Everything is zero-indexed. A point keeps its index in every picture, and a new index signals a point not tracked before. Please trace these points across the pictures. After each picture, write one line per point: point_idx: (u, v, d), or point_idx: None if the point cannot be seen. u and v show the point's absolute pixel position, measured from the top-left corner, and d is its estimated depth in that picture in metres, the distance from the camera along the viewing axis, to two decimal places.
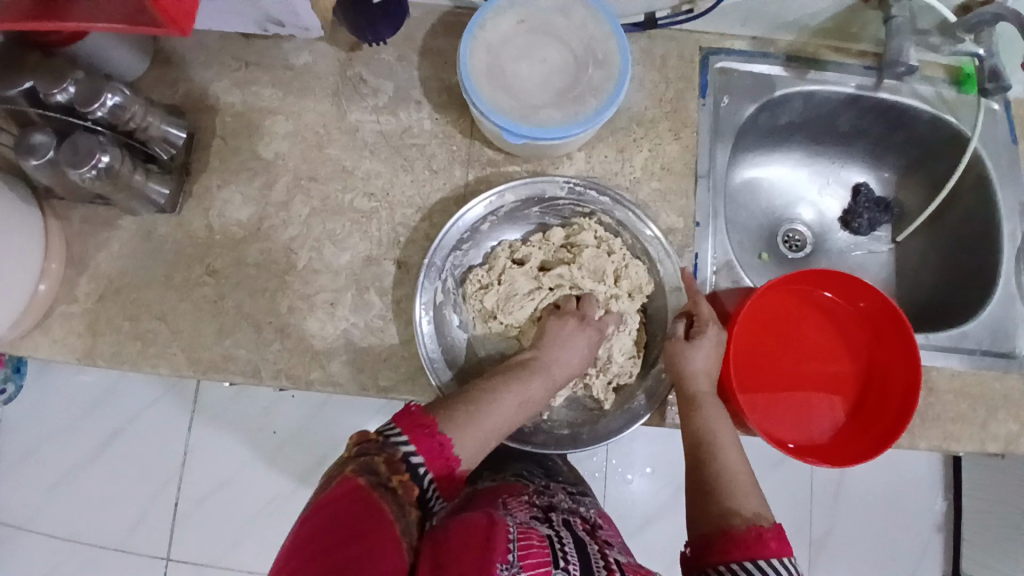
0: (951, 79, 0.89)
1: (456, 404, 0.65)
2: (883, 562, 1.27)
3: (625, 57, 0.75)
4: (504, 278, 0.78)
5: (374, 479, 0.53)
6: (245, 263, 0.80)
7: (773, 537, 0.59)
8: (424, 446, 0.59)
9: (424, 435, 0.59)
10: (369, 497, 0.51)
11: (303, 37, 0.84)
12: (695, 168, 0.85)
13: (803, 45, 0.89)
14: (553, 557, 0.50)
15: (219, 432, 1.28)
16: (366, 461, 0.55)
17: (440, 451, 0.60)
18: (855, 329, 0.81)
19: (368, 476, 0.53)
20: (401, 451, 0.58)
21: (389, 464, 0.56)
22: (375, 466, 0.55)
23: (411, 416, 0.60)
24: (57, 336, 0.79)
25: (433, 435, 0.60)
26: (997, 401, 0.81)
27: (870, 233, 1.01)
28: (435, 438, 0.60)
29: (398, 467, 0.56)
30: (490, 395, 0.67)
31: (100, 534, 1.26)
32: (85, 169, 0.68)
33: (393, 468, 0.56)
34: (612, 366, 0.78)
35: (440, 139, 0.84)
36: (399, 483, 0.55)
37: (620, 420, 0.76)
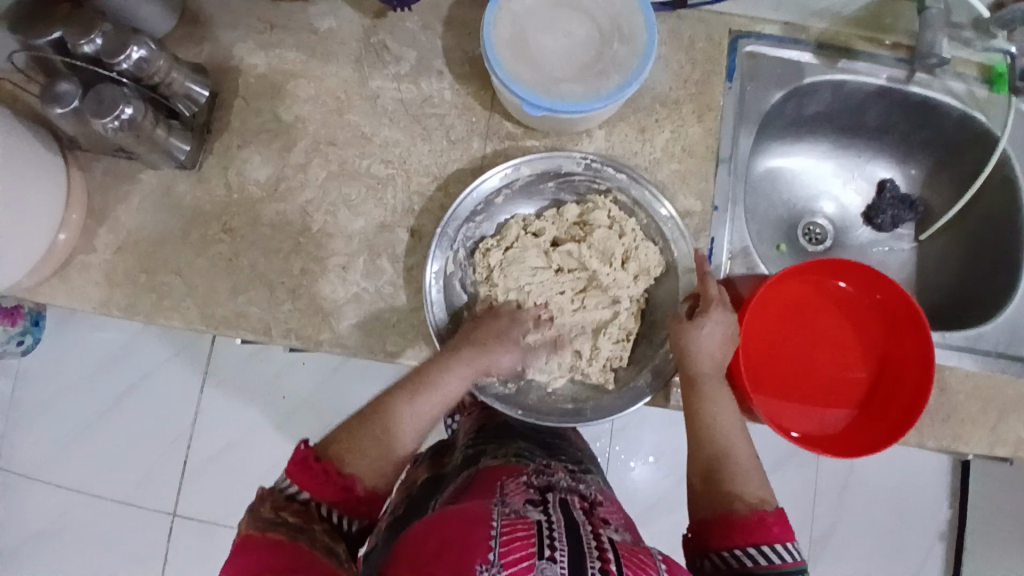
0: (983, 78, 0.86)
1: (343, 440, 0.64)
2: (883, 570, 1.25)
3: (651, 34, 0.74)
4: (514, 247, 0.78)
5: (263, 522, 0.56)
6: (261, 223, 0.81)
7: (775, 521, 0.59)
8: (308, 483, 0.60)
9: (308, 471, 0.60)
10: (263, 537, 0.54)
11: None
12: (716, 152, 0.84)
13: (836, 33, 0.87)
14: (538, 546, 0.50)
15: (228, 395, 1.30)
16: (253, 514, 0.57)
17: (326, 478, 0.60)
18: (870, 322, 0.79)
19: (259, 522, 0.56)
20: (284, 495, 0.59)
21: (275, 507, 0.57)
22: (261, 514, 0.56)
23: (298, 457, 0.60)
24: (75, 285, 0.81)
25: (315, 471, 0.60)
26: (1009, 406, 0.79)
27: (892, 231, 0.99)
28: (319, 470, 0.60)
29: (284, 505, 0.58)
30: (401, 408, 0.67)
31: (107, 488, 1.29)
32: (108, 120, 0.69)
33: (281, 507, 0.58)
34: (602, 352, 0.77)
35: (460, 110, 0.83)
36: (290, 514, 0.57)
37: (627, 398, 0.75)
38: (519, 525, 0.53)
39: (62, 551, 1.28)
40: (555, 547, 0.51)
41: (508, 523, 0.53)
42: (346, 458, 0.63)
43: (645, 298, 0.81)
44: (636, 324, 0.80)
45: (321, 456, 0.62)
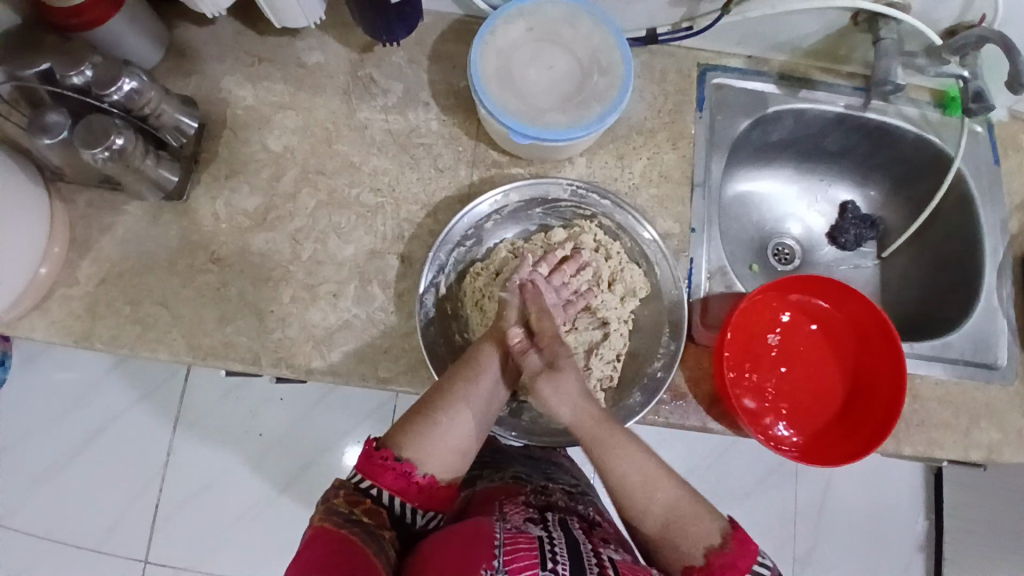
0: (936, 102, 0.93)
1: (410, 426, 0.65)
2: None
3: (628, 67, 0.78)
4: (504, 269, 0.83)
5: (337, 517, 0.55)
6: (250, 252, 0.81)
7: (739, 556, 0.59)
8: (377, 475, 0.61)
9: (376, 460, 0.61)
10: (337, 532, 0.54)
11: None
12: (691, 177, 0.88)
13: (795, 65, 0.94)
14: (541, 558, 0.52)
15: (206, 432, 1.27)
16: (327, 506, 0.57)
17: (386, 464, 0.61)
18: (844, 337, 0.83)
19: (334, 515, 0.56)
20: (354, 486, 0.60)
21: (348, 501, 0.58)
22: (336, 506, 0.57)
23: (366, 452, 0.62)
24: (55, 319, 0.79)
25: (386, 463, 0.61)
26: (981, 411, 0.85)
27: (856, 249, 1.05)
28: (381, 459, 0.61)
29: (358, 500, 0.59)
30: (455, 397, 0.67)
31: (76, 532, 1.23)
32: (98, 150, 0.69)
33: (353, 500, 0.58)
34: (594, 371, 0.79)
35: (446, 140, 0.86)
36: (363, 512, 0.57)
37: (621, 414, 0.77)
38: (522, 540, 0.54)
39: None
40: (557, 560, 0.53)
41: (511, 537, 0.54)
42: (406, 442, 0.63)
43: (633, 320, 0.83)
44: (626, 345, 0.82)
45: (384, 445, 0.63)
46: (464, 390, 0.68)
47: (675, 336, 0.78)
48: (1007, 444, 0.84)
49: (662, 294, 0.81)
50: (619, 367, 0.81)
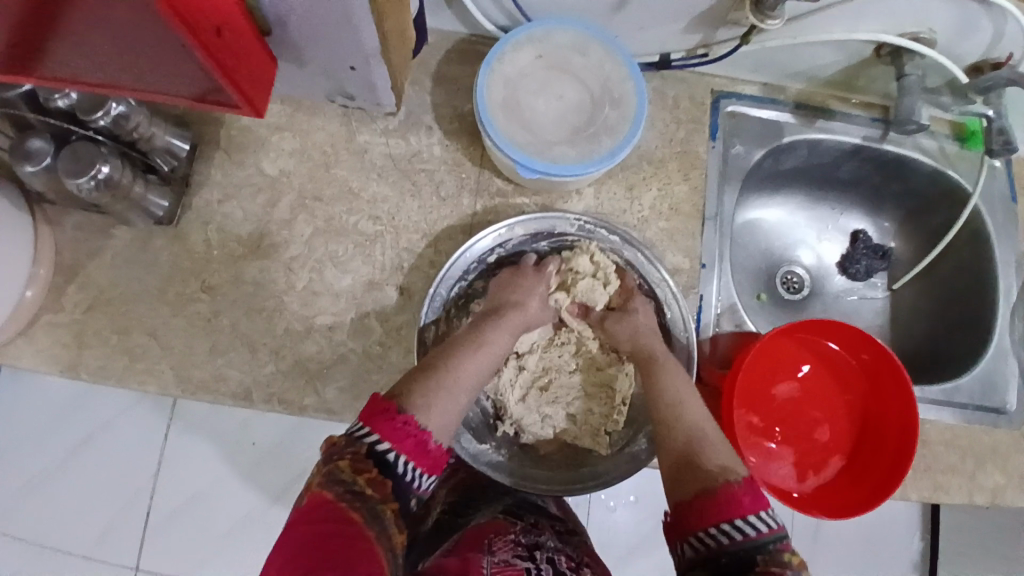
0: (956, 135, 0.91)
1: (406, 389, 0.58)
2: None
3: (641, 98, 0.75)
4: None
5: (340, 488, 0.47)
6: (243, 281, 0.78)
7: (745, 492, 0.53)
8: (388, 433, 0.52)
9: (389, 421, 0.52)
10: (337, 507, 0.46)
11: (372, 110, 0.82)
12: (702, 210, 0.85)
13: (812, 94, 0.91)
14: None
15: (206, 433, 1.16)
16: (331, 473, 0.48)
17: (405, 430, 0.52)
18: (854, 381, 0.81)
19: (334, 488, 0.47)
20: (366, 446, 0.50)
21: (353, 465, 0.48)
22: (340, 473, 0.48)
23: (375, 405, 0.53)
24: (41, 347, 0.76)
25: (394, 419, 0.52)
26: (985, 454, 0.85)
27: (866, 280, 1.01)
28: (398, 421, 0.52)
29: (364, 467, 0.49)
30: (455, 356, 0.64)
31: (63, 542, 1.14)
32: (85, 179, 0.67)
33: (359, 467, 0.49)
34: (592, 415, 0.79)
35: (449, 166, 0.83)
36: (367, 483, 0.48)
37: (623, 462, 0.75)
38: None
39: None
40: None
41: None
42: (415, 401, 0.56)
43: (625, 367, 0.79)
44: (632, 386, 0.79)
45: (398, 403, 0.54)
46: (464, 356, 0.64)
47: None
48: (1010, 487, 0.84)
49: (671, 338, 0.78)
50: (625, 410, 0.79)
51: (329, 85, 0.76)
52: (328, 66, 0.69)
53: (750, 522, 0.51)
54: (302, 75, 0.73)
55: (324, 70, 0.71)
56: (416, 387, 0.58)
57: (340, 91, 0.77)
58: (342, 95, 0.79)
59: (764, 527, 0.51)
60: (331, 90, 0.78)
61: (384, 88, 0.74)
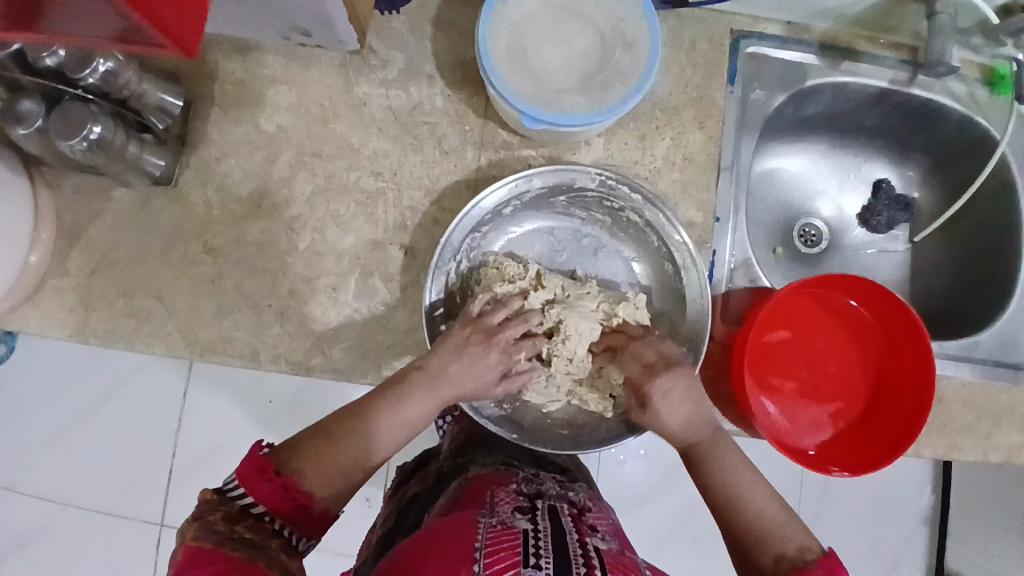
0: (985, 80, 0.84)
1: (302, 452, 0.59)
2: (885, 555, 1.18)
3: (654, 42, 0.70)
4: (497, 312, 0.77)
5: (215, 536, 0.50)
6: (244, 242, 0.77)
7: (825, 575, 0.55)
8: (263, 493, 0.55)
9: (262, 480, 0.55)
10: (215, 553, 0.49)
11: (336, 47, 0.78)
12: (718, 161, 0.81)
13: (838, 34, 0.84)
14: (524, 555, 0.51)
15: (223, 390, 1.17)
16: (203, 523, 0.51)
17: (284, 492, 0.56)
18: (870, 337, 0.79)
19: (211, 536, 0.50)
20: (238, 506, 0.54)
21: (227, 518, 0.52)
22: (214, 524, 0.51)
23: (252, 463, 0.56)
24: (48, 311, 0.76)
25: (269, 478, 0.56)
26: (1001, 414, 0.82)
27: (887, 231, 0.97)
28: (276, 482, 0.56)
29: (240, 518, 0.53)
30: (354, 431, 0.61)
31: (90, 494, 1.17)
32: (76, 140, 0.65)
33: (234, 519, 0.53)
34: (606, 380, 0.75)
35: (452, 119, 0.79)
36: (244, 530, 0.52)
37: (624, 427, 0.77)
38: (505, 537, 0.54)
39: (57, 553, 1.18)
40: (540, 555, 0.52)
41: (493, 536, 0.54)
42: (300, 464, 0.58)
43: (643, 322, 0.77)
44: None
45: (280, 462, 0.57)
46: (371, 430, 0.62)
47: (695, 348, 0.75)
48: None
49: (686, 309, 0.78)
50: None
51: (279, 22, 0.70)
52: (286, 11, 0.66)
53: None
54: (247, 14, 0.68)
55: (284, 14, 0.67)
56: (304, 459, 0.58)
57: (295, 28, 0.72)
58: (298, 32, 0.73)
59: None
60: (284, 28, 0.72)
61: (341, 19, 0.68)
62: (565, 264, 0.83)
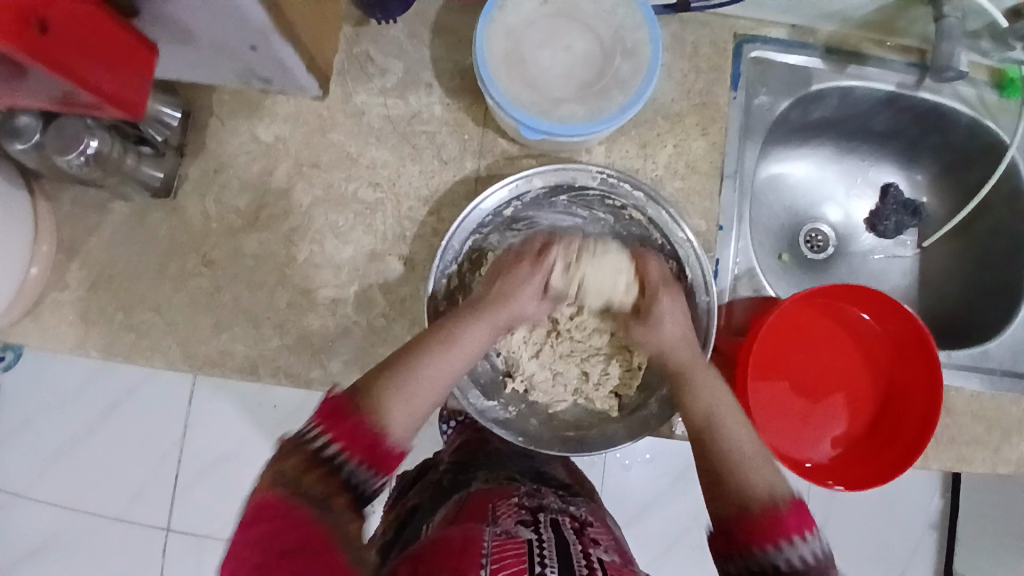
0: (994, 82, 0.83)
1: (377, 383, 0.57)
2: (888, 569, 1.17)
3: (655, 48, 0.69)
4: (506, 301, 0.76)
5: (285, 487, 0.47)
6: (242, 255, 0.76)
7: (792, 517, 0.52)
8: (341, 433, 0.52)
9: (338, 420, 0.52)
10: (285, 506, 0.45)
11: (297, 94, 0.77)
12: (721, 168, 0.80)
13: (845, 36, 0.82)
14: (529, 563, 0.51)
15: (227, 397, 1.17)
16: (279, 469, 0.48)
17: (358, 431, 0.52)
18: (877, 350, 0.77)
19: (281, 487, 0.47)
20: (312, 448, 0.50)
21: (299, 465, 0.48)
22: (287, 471, 0.48)
23: (331, 405, 0.53)
24: (48, 325, 0.76)
25: (347, 417, 0.52)
26: (1012, 426, 0.80)
27: (895, 238, 0.95)
28: (352, 421, 0.52)
29: (315, 464, 0.49)
30: (416, 358, 0.60)
31: (97, 502, 1.18)
32: (73, 155, 0.65)
33: (307, 467, 0.49)
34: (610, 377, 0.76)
35: (451, 127, 0.78)
36: (315, 481, 0.48)
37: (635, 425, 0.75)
38: (510, 546, 0.53)
39: (64, 560, 1.18)
40: (545, 563, 0.51)
41: (499, 544, 0.54)
42: (372, 401, 0.55)
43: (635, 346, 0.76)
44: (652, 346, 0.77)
45: (354, 402, 0.54)
46: (434, 358, 0.61)
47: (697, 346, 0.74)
48: None
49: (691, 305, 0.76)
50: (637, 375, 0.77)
51: (236, 67, 0.67)
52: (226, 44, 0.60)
53: (803, 554, 0.51)
54: (198, 57, 0.64)
55: (218, 49, 0.61)
56: (374, 392, 0.56)
57: (254, 74, 0.69)
58: (257, 78, 0.71)
59: (817, 556, 0.51)
60: (243, 73, 0.69)
61: (297, 63, 0.66)
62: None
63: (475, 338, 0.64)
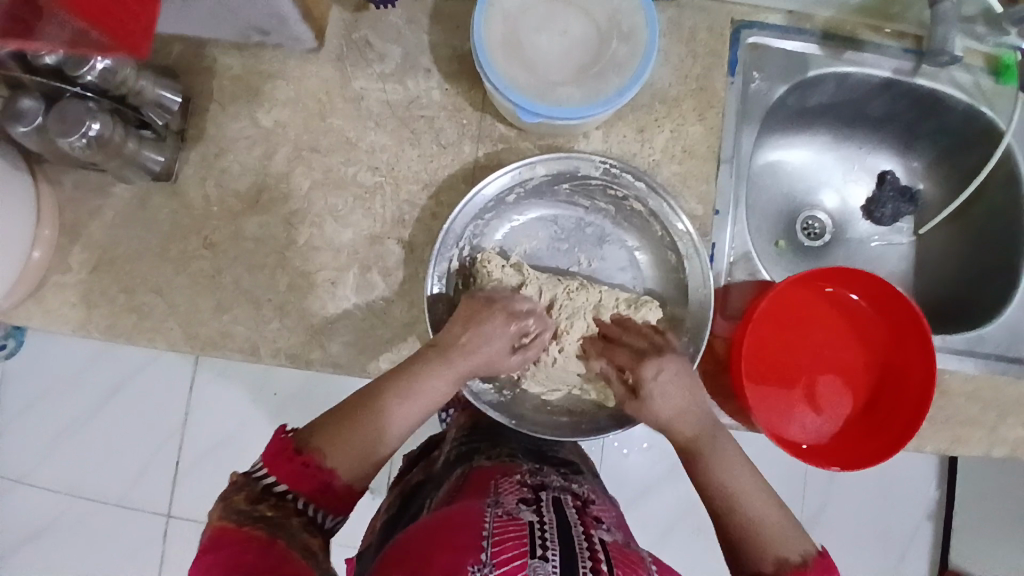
0: (990, 69, 0.83)
1: (327, 423, 0.58)
2: (884, 562, 1.17)
3: (652, 31, 0.70)
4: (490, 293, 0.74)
5: (238, 516, 0.51)
6: (243, 237, 0.77)
7: None
8: (285, 473, 0.55)
9: (283, 461, 0.55)
10: (237, 533, 0.49)
11: (297, 48, 0.78)
12: (718, 152, 0.80)
13: (842, 22, 0.83)
14: (530, 547, 0.52)
15: (228, 384, 1.18)
16: (228, 505, 0.52)
17: (306, 470, 0.55)
18: (874, 333, 0.78)
19: (236, 516, 0.51)
20: (260, 486, 0.54)
21: (250, 499, 0.52)
22: (236, 505, 0.52)
23: (277, 444, 0.56)
24: (51, 307, 0.77)
25: (292, 458, 0.55)
26: (1009, 408, 0.81)
27: (891, 224, 0.96)
28: (297, 461, 0.55)
29: (264, 499, 0.53)
30: (370, 403, 0.61)
31: (99, 488, 1.19)
32: (75, 138, 0.65)
33: (256, 499, 0.53)
34: None
35: (449, 112, 0.79)
36: (266, 508, 0.52)
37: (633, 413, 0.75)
38: (512, 527, 0.54)
39: (66, 545, 1.19)
40: (547, 547, 0.52)
41: (501, 525, 0.54)
42: (322, 441, 0.57)
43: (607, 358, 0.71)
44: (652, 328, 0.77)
45: (303, 441, 0.56)
46: (392, 404, 0.61)
47: (695, 339, 0.74)
48: None
49: (687, 298, 0.77)
50: None
51: (236, 21, 0.70)
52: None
53: None
54: (194, 10, 0.67)
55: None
56: (326, 433, 0.58)
57: (252, 26, 0.72)
58: (256, 31, 0.73)
59: None
60: (242, 27, 0.72)
61: (292, 14, 0.68)
62: (565, 253, 0.81)
63: (436, 380, 0.63)
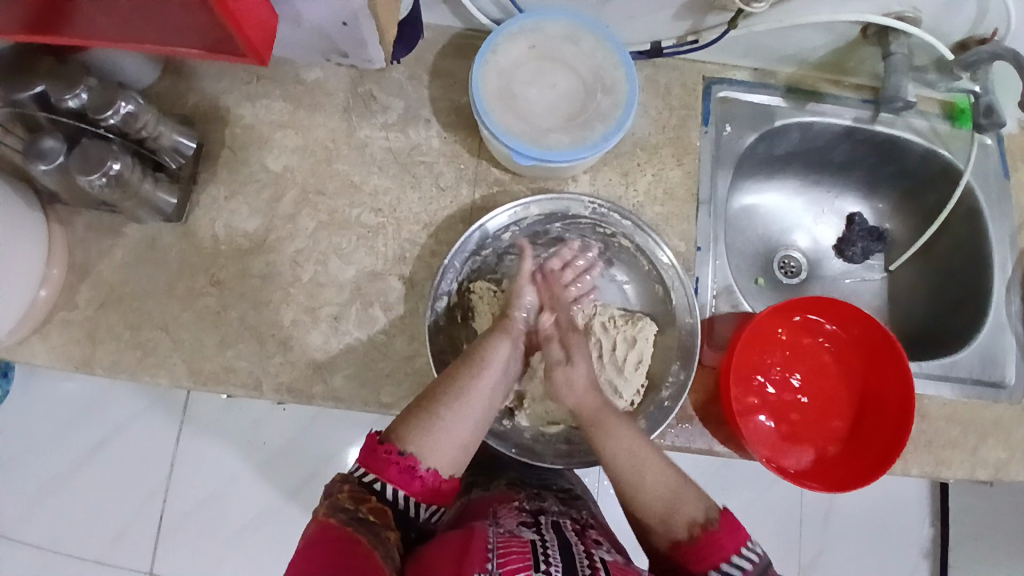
0: (946, 114, 0.91)
1: (409, 416, 0.63)
2: None
3: (631, 85, 0.77)
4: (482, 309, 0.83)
5: (342, 514, 0.54)
6: (249, 275, 0.80)
7: (723, 535, 0.60)
8: (379, 466, 0.59)
9: (376, 454, 0.60)
10: (338, 529, 0.53)
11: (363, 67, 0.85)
12: (696, 194, 0.86)
13: (803, 77, 0.92)
14: (534, 560, 0.52)
15: (219, 430, 1.17)
16: (333, 501, 0.56)
17: (392, 460, 0.60)
18: (853, 358, 0.82)
19: (338, 514, 0.54)
20: (360, 480, 0.59)
21: (352, 496, 0.57)
22: (341, 503, 0.56)
23: (370, 444, 0.61)
24: (55, 343, 0.78)
25: (379, 453, 0.60)
26: (987, 430, 0.83)
27: (863, 262, 1.03)
28: (386, 453, 0.60)
29: (363, 496, 0.57)
30: (450, 388, 0.66)
31: (78, 544, 1.14)
32: (95, 176, 0.69)
33: (359, 498, 0.57)
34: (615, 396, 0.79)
35: (447, 158, 0.85)
36: (368, 510, 0.56)
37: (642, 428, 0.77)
38: (514, 543, 0.54)
39: None
40: (550, 563, 0.53)
41: (503, 540, 0.55)
42: (411, 438, 0.61)
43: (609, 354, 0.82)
44: (650, 349, 0.81)
45: (388, 437, 0.61)
46: (462, 384, 0.66)
47: (685, 366, 0.78)
48: (1013, 461, 0.83)
49: (674, 321, 0.81)
50: (642, 391, 0.80)
51: (322, 45, 0.77)
52: (318, 24, 0.70)
53: (736, 564, 0.59)
54: (297, 35, 0.74)
55: (319, 28, 0.71)
56: (409, 424, 0.63)
57: (334, 50, 0.79)
58: (337, 54, 0.80)
59: (748, 563, 0.59)
60: (325, 50, 0.79)
61: (375, 44, 0.75)
62: None
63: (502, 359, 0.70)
